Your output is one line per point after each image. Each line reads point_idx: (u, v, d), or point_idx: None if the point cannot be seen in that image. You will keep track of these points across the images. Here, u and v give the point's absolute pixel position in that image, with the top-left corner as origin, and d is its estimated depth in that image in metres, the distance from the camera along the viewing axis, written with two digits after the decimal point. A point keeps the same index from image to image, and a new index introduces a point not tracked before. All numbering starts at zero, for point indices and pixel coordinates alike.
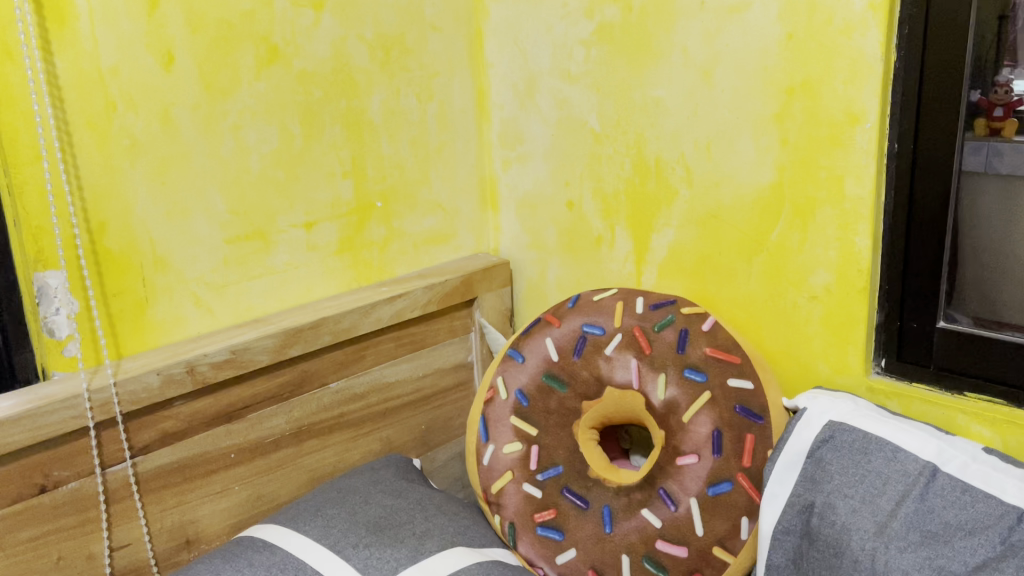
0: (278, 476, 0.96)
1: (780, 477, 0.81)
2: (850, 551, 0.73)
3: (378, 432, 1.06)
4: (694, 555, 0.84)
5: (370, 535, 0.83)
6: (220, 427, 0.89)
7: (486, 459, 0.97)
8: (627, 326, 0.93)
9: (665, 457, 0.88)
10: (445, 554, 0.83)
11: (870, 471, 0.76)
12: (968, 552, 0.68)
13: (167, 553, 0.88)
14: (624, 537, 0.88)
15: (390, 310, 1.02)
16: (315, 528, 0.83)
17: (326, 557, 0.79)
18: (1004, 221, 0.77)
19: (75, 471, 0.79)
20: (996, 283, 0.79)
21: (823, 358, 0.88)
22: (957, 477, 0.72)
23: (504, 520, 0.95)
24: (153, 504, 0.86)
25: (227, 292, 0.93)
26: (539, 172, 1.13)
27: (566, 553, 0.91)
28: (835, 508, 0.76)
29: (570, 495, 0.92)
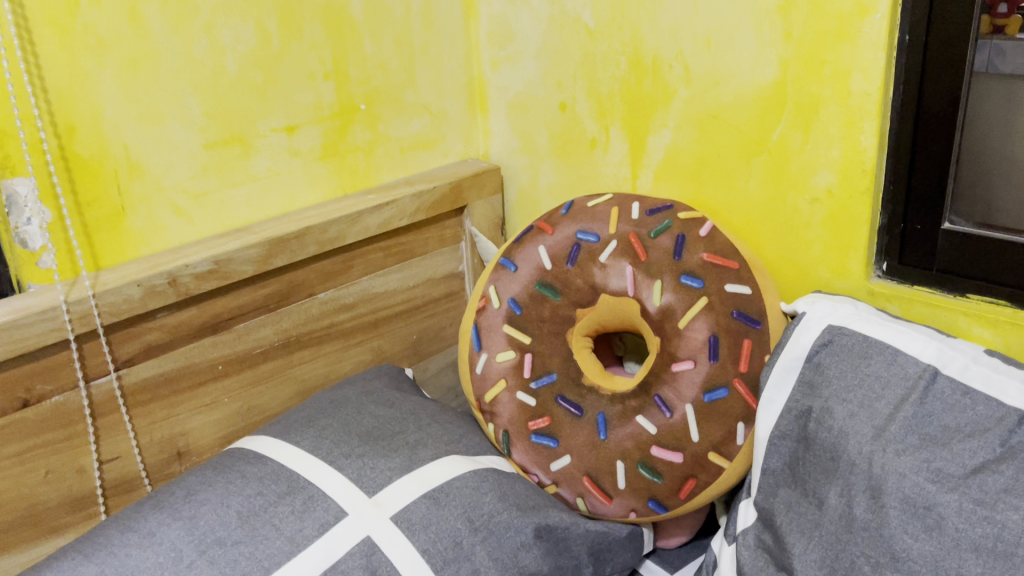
0: (268, 387, 0.95)
1: (778, 382, 0.81)
2: (847, 455, 0.73)
3: (368, 343, 1.05)
4: (689, 460, 0.84)
5: (364, 444, 0.82)
6: (206, 339, 0.87)
7: (479, 368, 0.96)
8: (623, 233, 0.91)
9: (660, 364, 0.87)
10: (439, 462, 0.82)
11: (869, 375, 0.75)
12: (967, 454, 0.67)
13: (158, 465, 0.87)
14: (619, 444, 0.87)
15: (377, 218, 0.99)
16: (307, 439, 0.82)
17: (319, 468, 0.78)
18: (1003, 125, 0.74)
19: (58, 385, 0.77)
20: (994, 185, 0.77)
21: (823, 262, 0.87)
22: (958, 380, 0.71)
23: (498, 428, 0.94)
24: (141, 417, 0.84)
25: (207, 200, 0.89)
26: (530, 72, 1.08)
27: (561, 460, 0.90)
28: (832, 413, 0.75)
29: (564, 403, 0.91)
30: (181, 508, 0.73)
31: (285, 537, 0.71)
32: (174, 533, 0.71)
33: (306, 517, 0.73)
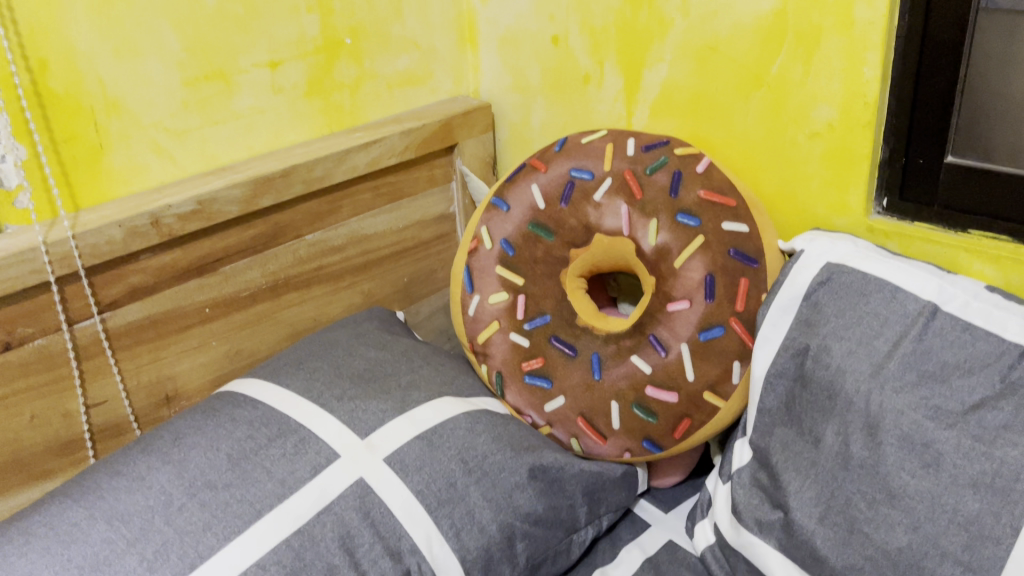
0: (257, 331, 0.93)
1: (774, 321, 0.80)
2: (844, 393, 0.72)
3: (358, 285, 1.03)
4: (684, 400, 0.84)
5: (355, 387, 0.81)
6: (191, 281, 0.85)
7: (472, 310, 0.95)
8: (618, 170, 0.88)
9: (655, 304, 0.85)
10: (433, 403, 0.81)
11: (867, 313, 0.74)
12: (966, 390, 0.67)
13: (146, 409, 0.86)
14: (614, 385, 0.86)
15: (365, 157, 0.96)
16: (297, 382, 0.81)
17: (311, 410, 0.77)
18: (1003, 62, 0.72)
19: (41, 328, 0.75)
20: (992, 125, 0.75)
21: (822, 199, 0.85)
22: (958, 316, 0.70)
23: (491, 370, 0.93)
24: (127, 361, 0.83)
25: (189, 138, 0.87)
26: (521, 5, 1.04)
27: (555, 401, 0.89)
28: (830, 350, 0.75)
29: (558, 345, 0.90)
30: (169, 452, 0.72)
31: (277, 480, 0.70)
32: (164, 477, 0.69)
33: (298, 459, 0.72)
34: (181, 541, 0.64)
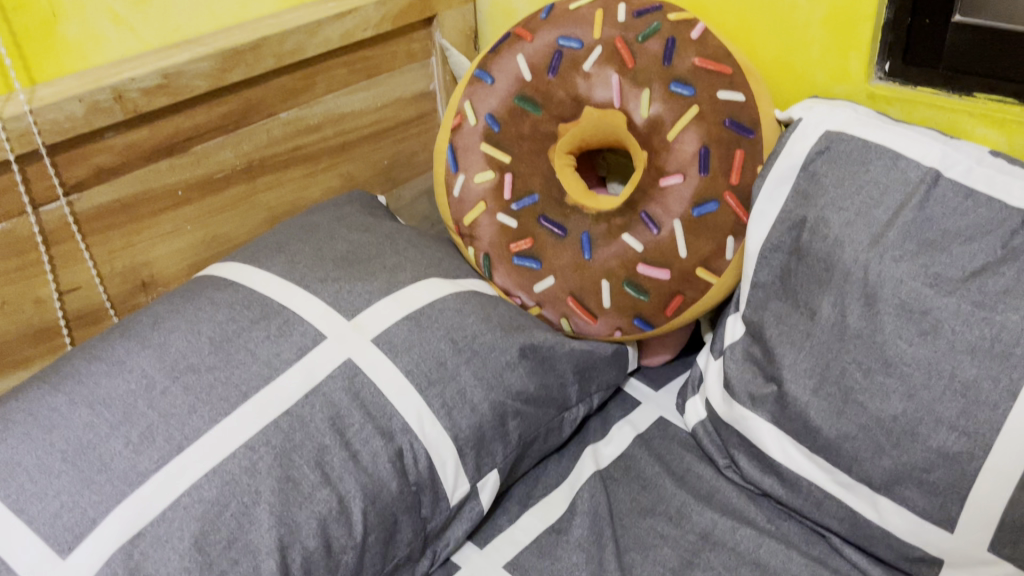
0: (234, 215, 0.90)
1: (770, 194, 0.77)
2: (842, 264, 0.70)
3: (338, 168, 0.99)
4: (676, 277, 0.82)
5: (338, 269, 0.78)
6: (161, 162, 0.81)
7: (457, 191, 0.91)
8: (608, 38, 0.83)
9: (648, 179, 0.82)
10: (420, 285, 0.79)
11: (867, 182, 0.71)
12: (966, 257, 0.65)
13: (122, 296, 0.83)
14: (604, 264, 0.84)
15: (339, 29, 0.91)
16: (278, 265, 0.78)
17: (294, 293, 0.75)
18: None
19: (4, 212, 0.72)
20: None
21: (821, 66, 0.82)
22: (961, 181, 0.68)
23: (478, 252, 0.90)
24: (99, 246, 0.79)
25: (150, 6, 0.80)
26: None
27: (544, 282, 0.88)
28: (828, 222, 0.72)
29: (547, 224, 0.87)
30: (149, 336, 0.70)
31: (262, 362, 0.68)
32: (144, 361, 0.67)
33: (282, 342, 0.70)
34: (167, 424, 0.63)
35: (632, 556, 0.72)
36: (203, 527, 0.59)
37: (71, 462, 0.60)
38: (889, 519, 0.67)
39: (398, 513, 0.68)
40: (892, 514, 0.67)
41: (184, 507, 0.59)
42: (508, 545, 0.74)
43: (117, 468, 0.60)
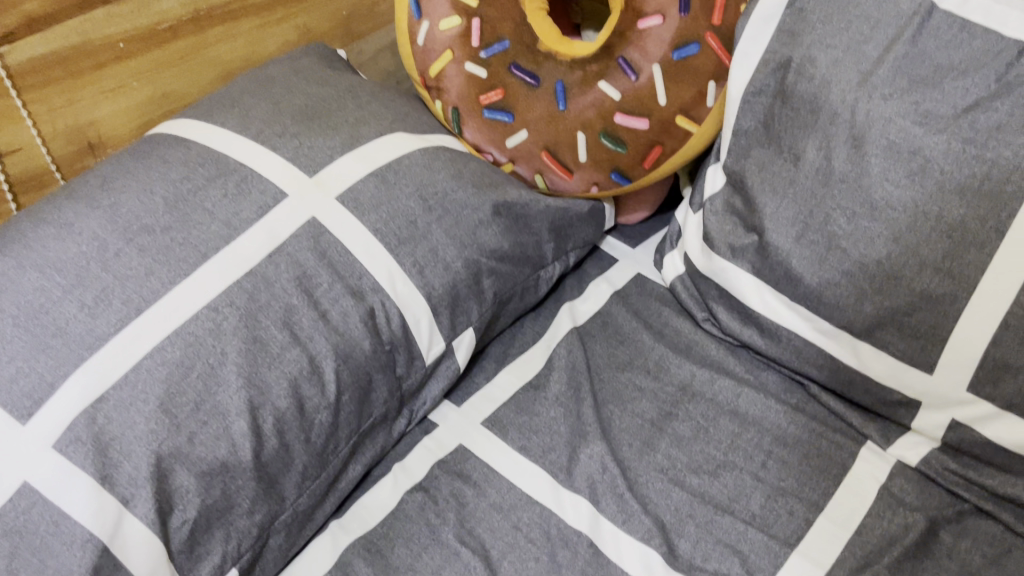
0: (183, 71, 0.84)
1: (753, 34, 0.71)
2: (828, 106, 0.66)
3: (293, 19, 0.92)
4: (655, 127, 0.78)
5: (298, 124, 0.73)
6: (98, 11, 0.75)
7: (421, 39, 0.84)
8: None
9: (625, 22, 0.77)
10: (385, 140, 0.74)
11: (858, 17, 0.66)
12: (959, 93, 0.60)
13: (68, 159, 0.78)
14: (580, 115, 0.80)
15: None
16: (233, 121, 0.73)
17: (252, 150, 0.70)
18: None
19: None
20: None
21: None
22: (955, 14, 0.61)
23: (446, 105, 0.85)
24: (38, 105, 0.74)
25: None
26: None
27: (517, 136, 0.83)
28: (814, 62, 0.67)
29: (519, 73, 0.81)
30: (98, 197, 0.65)
31: (220, 222, 0.64)
32: (95, 222, 0.63)
33: (241, 201, 0.66)
34: (123, 286, 0.59)
35: (610, 410, 0.72)
36: (168, 390, 0.57)
37: (24, 326, 0.57)
38: (868, 364, 0.67)
39: (373, 373, 0.66)
40: (872, 359, 0.66)
41: (147, 371, 0.57)
42: (486, 403, 0.73)
43: (72, 332, 0.57)
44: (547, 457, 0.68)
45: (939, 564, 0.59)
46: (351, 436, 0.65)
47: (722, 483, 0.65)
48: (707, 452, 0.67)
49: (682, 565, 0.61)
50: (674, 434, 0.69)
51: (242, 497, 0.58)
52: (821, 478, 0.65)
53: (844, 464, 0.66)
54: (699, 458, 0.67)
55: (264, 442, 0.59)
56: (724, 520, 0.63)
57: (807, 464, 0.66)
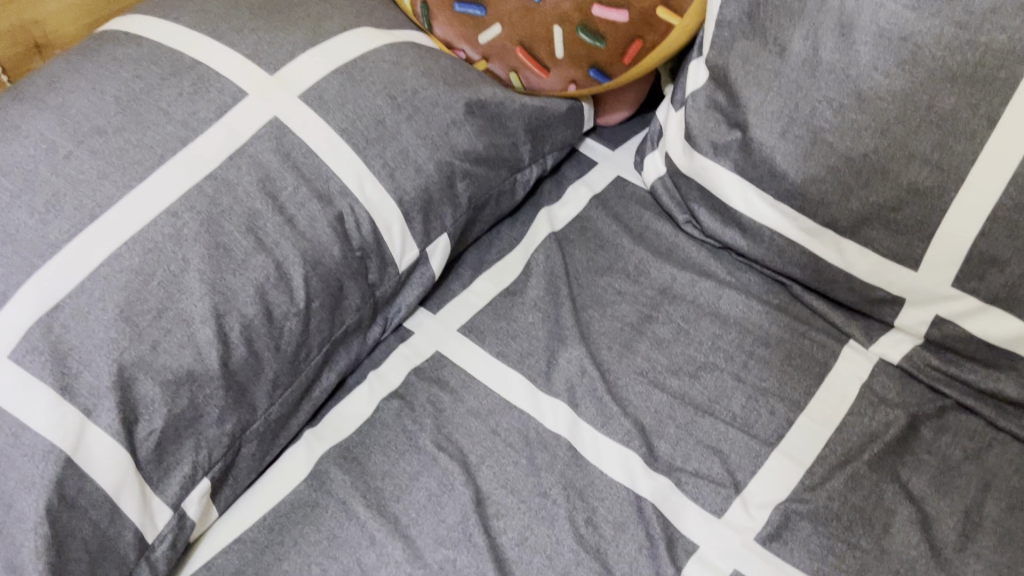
0: None
1: None
2: None
3: None
4: (635, 20, 0.74)
5: (257, 19, 0.69)
6: None
7: None
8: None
9: None
10: (351, 36, 0.70)
11: None
12: None
13: (15, 60, 0.74)
14: (557, 7, 0.75)
15: None
16: (187, 16, 0.68)
17: (208, 46, 0.66)
18: None
19: None
20: None
21: None
22: None
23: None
24: None
25: None
26: None
27: (490, 32, 0.79)
28: None
29: None
30: (46, 98, 0.62)
31: (177, 122, 0.61)
32: (43, 124, 0.60)
33: (198, 100, 0.62)
34: (75, 190, 0.56)
35: (588, 314, 0.70)
36: (128, 298, 0.54)
37: None
38: (852, 262, 0.65)
39: (343, 280, 0.64)
40: (856, 257, 0.65)
41: (104, 278, 0.54)
42: (463, 309, 0.72)
43: (24, 238, 0.54)
44: (525, 362, 0.67)
45: (919, 459, 0.59)
46: (323, 344, 0.63)
47: (703, 385, 0.64)
48: (687, 354, 0.66)
49: (662, 466, 0.60)
50: (654, 336, 0.68)
51: (211, 406, 0.56)
52: (803, 377, 0.64)
53: (826, 362, 0.65)
54: (679, 360, 0.66)
55: (232, 350, 0.57)
56: (704, 421, 0.62)
57: (788, 364, 0.65)
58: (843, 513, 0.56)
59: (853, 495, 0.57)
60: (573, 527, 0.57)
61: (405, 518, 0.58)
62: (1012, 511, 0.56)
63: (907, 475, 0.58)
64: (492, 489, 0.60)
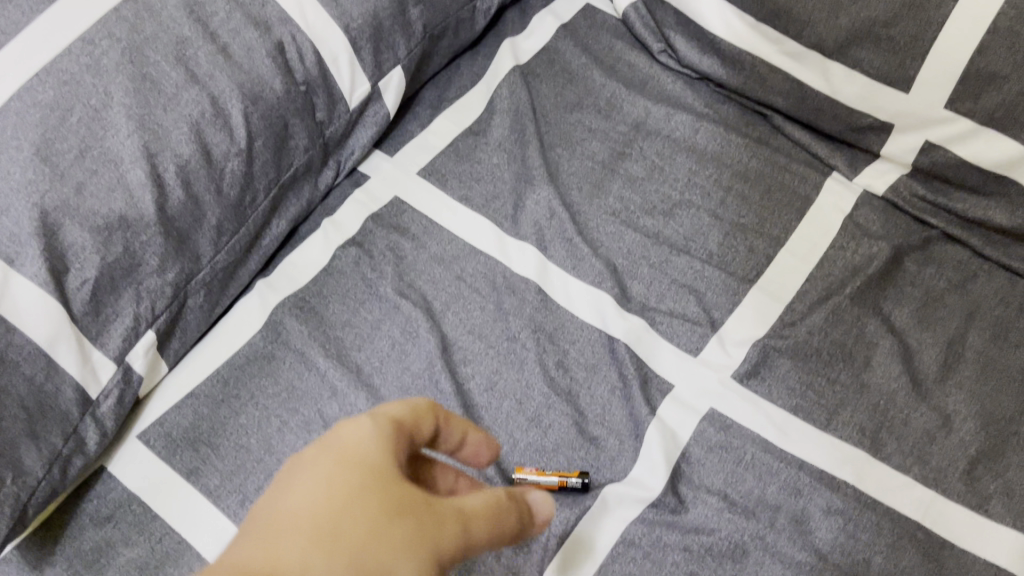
0: None
1: None
2: None
3: None
4: None
5: None
6: None
7: None
8: None
9: None
10: None
11: None
12: None
13: None
14: None
15: None
16: None
17: None
18: None
19: None
20: None
21: None
22: None
23: None
24: None
25: None
26: None
27: None
28: None
29: None
30: None
31: None
32: None
33: None
34: None
35: (557, 154, 0.65)
36: (45, 136, 0.49)
37: None
38: (839, 87, 0.61)
39: (288, 117, 0.58)
40: (842, 80, 0.60)
41: (16, 114, 0.49)
42: (422, 151, 0.66)
43: None
44: (490, 206, 0.63)
45: (902, 292, 0.57)
46: (270, 188, 0.58)
47: (678, 223, 0.61)
48: (662, 192, 0.63)
49: (635, 306, 0.57)
50: (626, 175, 0.64)
51: (149, 254, 0.52)
52: (782, 213, 0.61)
53: (807, 197, 0.61)
54: (653, 198, 0.62)
55: (168, 194, 0.52)
56: (679, 260, 0.59)
57: (768, 200, 0.61)
58: (824, 348, 0.54)
59: (834, 330, 0.55)
60: (543, 370, 0.55)
61: (368, 368, 0.56)
62: (997, 341, 0.54)
63: (890, 308, 0.56)
64: (458, 335, 0.57)
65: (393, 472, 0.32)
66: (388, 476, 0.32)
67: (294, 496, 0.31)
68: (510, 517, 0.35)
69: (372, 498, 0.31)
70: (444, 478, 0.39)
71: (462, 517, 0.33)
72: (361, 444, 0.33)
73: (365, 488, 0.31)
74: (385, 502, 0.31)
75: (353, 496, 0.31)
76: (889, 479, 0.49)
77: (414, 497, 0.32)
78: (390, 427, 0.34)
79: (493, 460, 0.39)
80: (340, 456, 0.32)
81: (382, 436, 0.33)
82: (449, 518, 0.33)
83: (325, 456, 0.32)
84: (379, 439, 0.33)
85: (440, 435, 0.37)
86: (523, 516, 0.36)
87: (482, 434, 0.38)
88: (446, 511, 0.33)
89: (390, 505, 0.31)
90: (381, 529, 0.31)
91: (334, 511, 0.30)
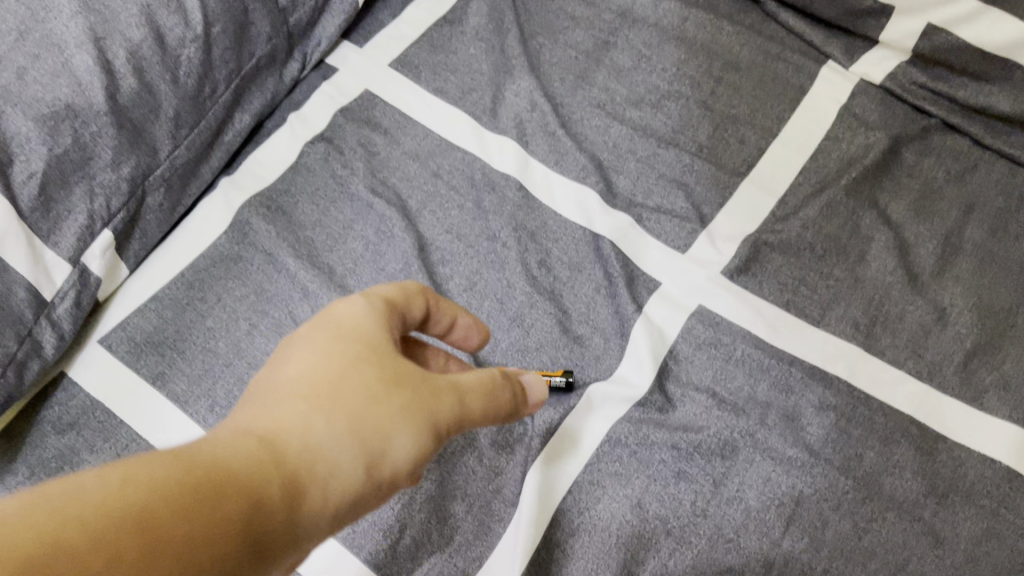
0: None
1: None
2: None
3: None
4: None
5: None
6: None
7: None
8: None
9: None
10: None
11: None
12: None
13: None
14: None
15: None
16: None
17: None
18: None
19: None
20: None
21: None
22: None
23: None
24: None
25: None
26: None
27: None
28: None
29: None
30: None
31: None
32: None
33: None
34: None
35: (538, 43, 0.62)
36: None
37: None
38: None
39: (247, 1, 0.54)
40: None
41: None
42: (394, 42, 0.62)
43: None
44: (467, 99, 0.59)
45: (899, 184, 0.54)
46: (231, 78, 0.55)
47: (666, 115, 0.58)
48: (649, 83, 0.59)
49: (622, 203, 0.55)
50: (612, 65, 0.60)
51: (101, 147, 0.48)
52: (774, 103, 0.58)
53: (801, 87, 0.58)
54: (640, 89, 0.59)
55: (118, 81, 0.48)
56: (667, 155, 0.56)
57: (760, 90, 0.58)
58: (817, 243, 0.52)
59: (828, 224, 0.52)
60: (525, 270, 0.52)
61: (341, 270, 0.53)
62: (996, 234, 0.52)
63: (886, 201, 0.54)
64: (436, 235, 0.54)
65: (388, 345, 0.31)
66: (384, 349, 0.30)
67: (290, 365, 0.30)
68: (506, 392, 0.33)
69: (369, 369, 0.30)
70: (434, 360, 0.37)
71: (457, 389, 0.31)
72: (354, 317, 0.31)
73: (362, 359, 0.30)
74: (381, 371, 0.30)
75: (349, 365, 0.29)
76: (883, 374, 0.48)
77: (411, 368, 0.30)
78: (383, 304, 0.32)
79: (484, 344, 0.37)
80: (335, 330, 0.30)
81: (376, 311, 0.31)
82: (445, 389, 0.31)
83: (320, 327, 0.31)
84: (372, 313, 0.31)
85: (430, 318, 0.35)
86: (519, 395, 0.34)
87: (472, 318, 0.36)
88: (442, 382, 0.31)
89: (386, 373, 0.30)
90: (378, 397, 0.29)
91: (330, 382, 0.29)
